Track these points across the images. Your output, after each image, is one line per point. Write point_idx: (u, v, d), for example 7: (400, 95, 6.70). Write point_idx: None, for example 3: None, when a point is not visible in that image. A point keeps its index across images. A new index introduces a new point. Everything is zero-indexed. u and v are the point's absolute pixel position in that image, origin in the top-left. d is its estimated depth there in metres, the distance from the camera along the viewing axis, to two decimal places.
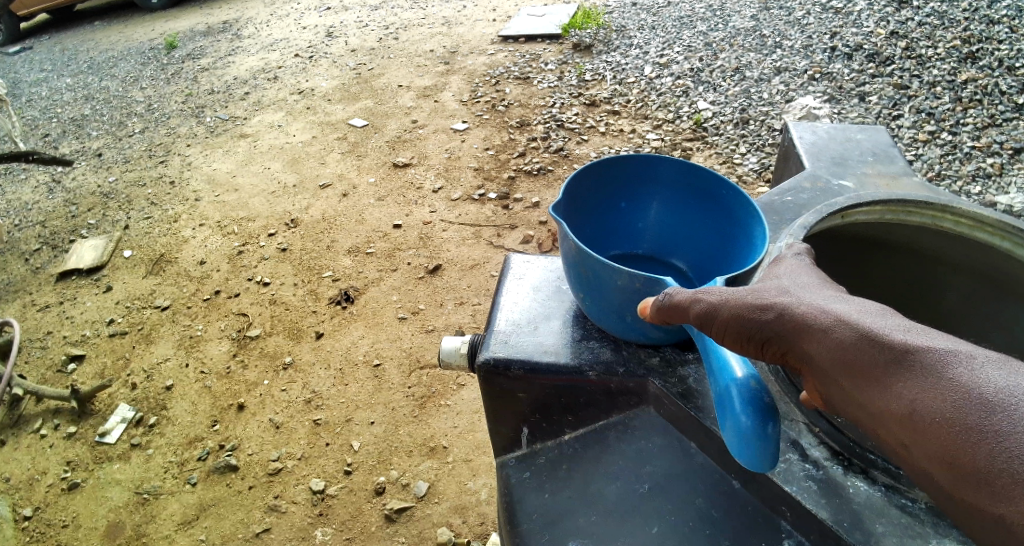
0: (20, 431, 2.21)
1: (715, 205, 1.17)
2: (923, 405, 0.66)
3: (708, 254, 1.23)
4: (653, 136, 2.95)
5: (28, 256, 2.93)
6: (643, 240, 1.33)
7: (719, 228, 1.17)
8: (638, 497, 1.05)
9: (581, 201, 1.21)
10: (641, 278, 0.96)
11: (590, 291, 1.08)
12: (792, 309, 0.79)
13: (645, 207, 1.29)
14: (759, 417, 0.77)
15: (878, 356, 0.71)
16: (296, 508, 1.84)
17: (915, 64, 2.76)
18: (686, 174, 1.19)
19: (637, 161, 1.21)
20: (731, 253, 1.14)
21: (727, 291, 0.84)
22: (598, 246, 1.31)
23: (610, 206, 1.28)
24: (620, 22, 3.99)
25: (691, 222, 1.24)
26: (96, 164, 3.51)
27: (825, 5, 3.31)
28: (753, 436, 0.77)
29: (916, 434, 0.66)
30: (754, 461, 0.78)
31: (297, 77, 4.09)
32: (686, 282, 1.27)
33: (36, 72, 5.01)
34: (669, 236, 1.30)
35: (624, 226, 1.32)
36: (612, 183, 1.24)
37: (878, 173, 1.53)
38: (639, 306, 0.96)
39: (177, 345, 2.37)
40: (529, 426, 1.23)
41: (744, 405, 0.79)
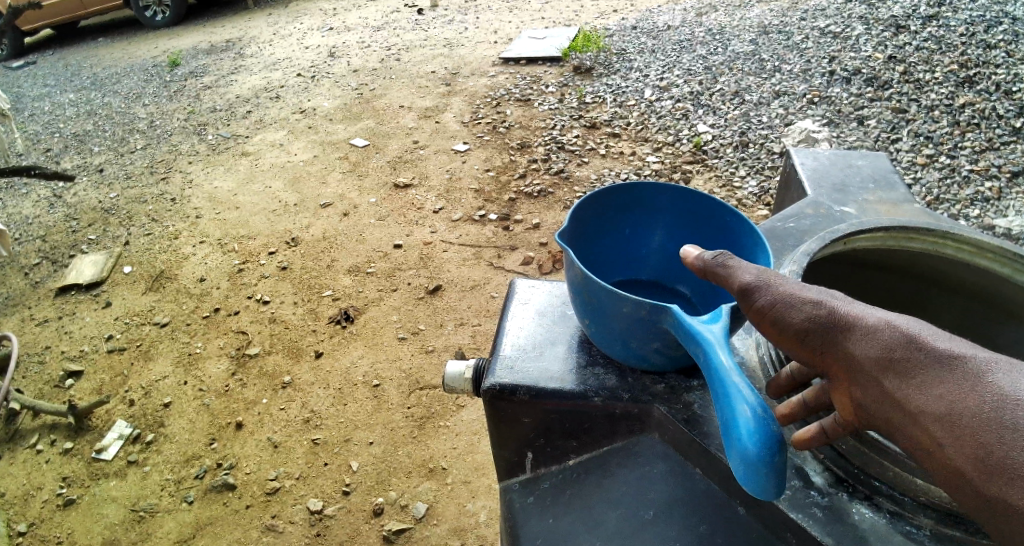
0: (15, 446, 2.21)
1: (717, 232, 1.19)
2: (961, 404, 0.67)
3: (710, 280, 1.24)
4: (652, 158, 2.98)
5: (27, 271, 2.94)
6: (644, 264, 1.35)
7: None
8: (641, 524, 1.07)
9: (582, 229, 1.22)
10: (646, 305, 0.97)
11: (594, 318, 1.10)
12: (836, 309, 0.80)
13: (646, 233, 1.31)
14: (766, 444, 0.76)
15: (921, 358, 0.72)
16: (293, 528, 1.84)
17: (913, 88, 2.80)
18: (685, 203, 1.21)
19: (637, 188, 1.22)
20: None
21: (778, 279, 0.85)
22: (600, 271, 1.33)
23: (615, 232, 1.29)
24: (620, 45, 4.04)
25: None
26: (97, 180, 3.53)
27: (823, 30, 3.37)
28: (758, 463, 0.76)
29: (950, 430, 0.67)
30: (757, 487, 0.77)
31: (299, 96, 4.12)
32: (690, 308, 1.29)
33: (38, 87, 5.04)
34: (669, 261, 1.32)
35: (623, 253, 1.33)
36: (611, 209, 1.25)
37: (879, 199, 1.54)
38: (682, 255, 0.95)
39: (175, 362, 2.38)
40: (532, 451, 1.24)
41: (751, 433, 0.77)
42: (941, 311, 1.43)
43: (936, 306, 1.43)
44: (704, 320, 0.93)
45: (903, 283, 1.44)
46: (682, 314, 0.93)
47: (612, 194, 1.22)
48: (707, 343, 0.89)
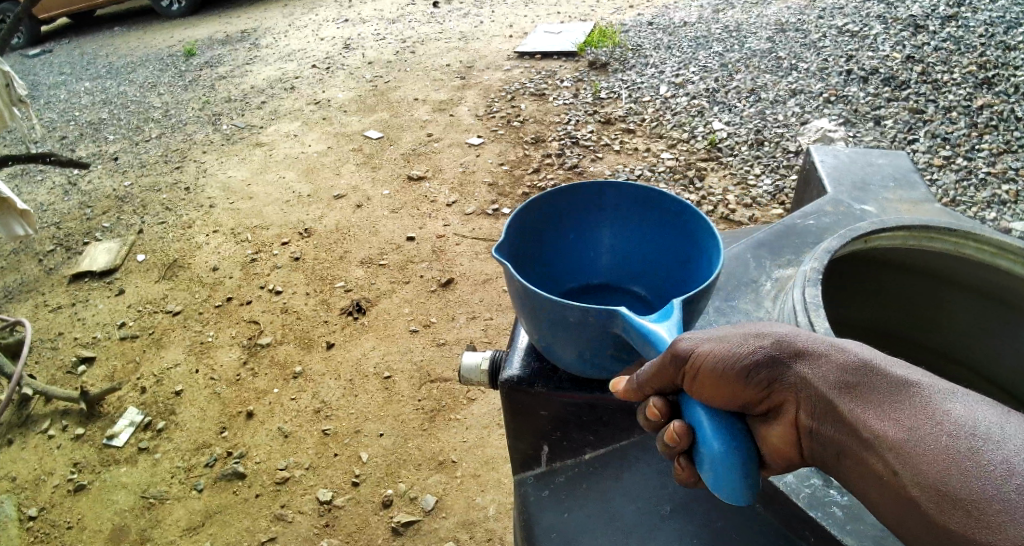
0: (28, 431, 2.23)
1: (672, 226, 1.11)
2: (919, 432, 0.64)
3: (666, 279, 1.16)
4: (667, 155, 2.96)
5: (42, 257, 2.96)
6: (592, 269, 1.24)
7: (677, 247, 1.12)
8: (658, 519, 1.06)
9: (520, 241, 1.10)
10: (594, 310, 0.86)
11: (541, 330, 0.98)
12: (785, 338, 0.77)
13: (590, 236, 1.20)
14: (734, 441, 0.71)
15: (879, 384, 0.70)
16: (302, 518, 1.84)
17: (931, 89, 2.77)
18: (625, 195, 1.13)
19: (570, 190, 1.12)
20: (692, 273, 1.08)
21: (720, 331, 0.78)
22: (547, 282, 1.20)
23: (558, 238, 1.18)
24: (636, 41, 4.01)
25: (646, 246, 1.17)
26: (111, 168, 3.55)
27: (840, 29, 3.34)
28: (729, 461, 0.70)
29: (906, 463, 0.64)
30: (729, 487, 0.71)
31: (313, 87, 4.12)
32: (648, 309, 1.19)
33: (54, 75, 5.07)
34: (619, 261, 1.22)
35: (569, 259, 1.21)
36: (546, 219, 1.13)
37: (899, 198, 1.52)
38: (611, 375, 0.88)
39: (187, 351, 2.39)
40: (548, 444, 1.23)
41: (717, 430, 0.72)
42: (958, 311, 1.43)
43: (952, 305, 1.43)
44: (655, 320, 0.84)
45: (921, 283, 1.43)
46: (633, 319, 0.84)
47: (544, 201, 1.10)
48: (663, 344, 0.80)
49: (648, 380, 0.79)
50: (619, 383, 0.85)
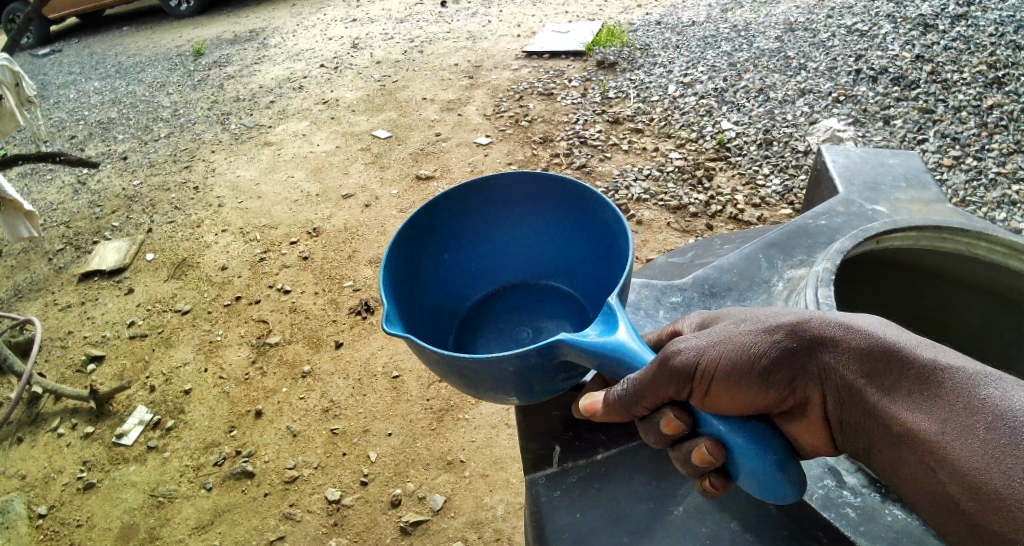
0: (37, 429, 2.24)
1: (580, 217, 1.13)
2: (952, 425, 0.69)
3: (585, 271, 1.18)
4: (675, 155, 2.95)
5: (51, 256, 2.98)
6: (482, 283, 1.26)
7: (549, 223, 1.20)
8: (671, 519, 1.06)
9: (402, 285, 1.07)
10: (534, 349, 0.79)
11: (481, 388, 0.87)
12: (802, 330, 0.81)
13: (465, 250, 1.21)
14: (765, 440, 0.75)
15: (908, 374, 0.74)
16: (311, 517, 1.85)
17: (941, 88, 2.75)
18: (479, 197, 1.16)
19: (426, 216, 1.11)
20: (581, 238, 1.17)
21: (728, 332, 0.82)
22: (465, 283, 1.24)
23: (471, 237, 1.21)
24: (644, 40, 4.00)
25: (561, 239, 1.20)
26: (120, 168, 3.56)
27: (850, 28, 3.32)
28: (773, 460, 0.73)
29: (941, 458, 0.69)
30: (781, 485, 0.73)
31: (321, 87, 4.13)
32: (570, 302, 1.21)
33: (64, 75, 5.09)
34: (502, 260, 1.26)
35: (454, 282, 1.22)
36: (416, 252, 1.10)
37: (910, 198, 1.52)
38: (583, 399, 0.87)
39: (196, 350, 2.40)
40: (560, 444, 1.21)
41: (747, 436, 0.75)
42: (967, 314, 1.42)
43: (960, 309, 1.42)
44: (599, 334, 0.81)
45: (930, 286, 1.43)
46: (579, 342, 0.79)
47: (408, 238, 1.07)
48: (626, 350, 0.79)
49: (632, 396, 0.79)
50: (598, 404, 0.84)
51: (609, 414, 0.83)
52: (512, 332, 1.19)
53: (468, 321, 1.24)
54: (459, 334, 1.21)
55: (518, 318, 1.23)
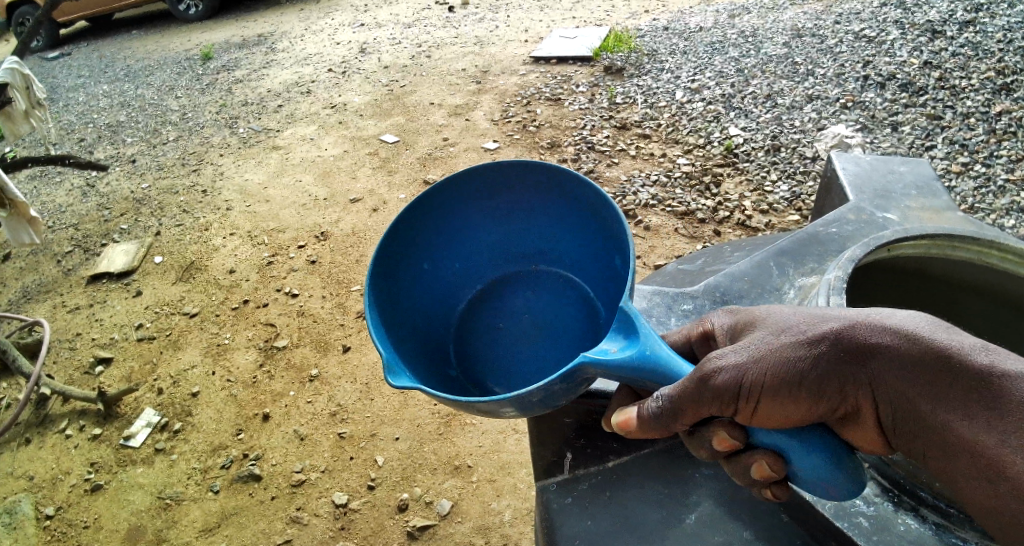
0: (45, 431, 2.26)
1: (577, 201, 1.05)
2: (1009, 439, 0.71)
3: (586, 258, 1.09)
4: (683, 161, 2.96)
5: (60, 258, 2.99)
6: (474, 280, 1.15)
7: (535, 207, 1.11)
8: (683, 527, 1.07)
9: (386, 308, 0.96)
10: (556, 379, 0.75)
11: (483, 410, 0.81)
12: (848, 336, 0.81)
13: (456, 245, 1.12)
14: (822, 442, 0.79)
15: (960, 384, 0.75)
16: (318, 521, 1.85)
17: (949, 95, 2.75)
18: (449, 194, 1.07)
19: (394, 228, 1.01)
20: (567, 215, 1.09)
21: (770, 344, 0.82)
22: (457, 283, 1.13)
23: (459, 231, 1.11)
24: (652, 46, 4.00)
25: (559, 228, 1.11)
26: (129, 171, 3.58)
27: (857, 34, 3.33)
28: (831, 458, 0.77)
29: (996, 470, 0.72)
30: (841, 482, 0.77)
31: (330, 91, 4.14)
32: (574, 292, 1.11)
33: (73, 78, 5.12)
34: (486, 254, 1.15)
35: (439, 288, 1.11)
36: (402, 249, 1.03)
37: (921, 206, 1.52)
38: (616, 417, 0.87)
39: (204, 352, 2.41)
40: (572, 451, 1.23)
41: (804, 443, 0.79)
42: (977, 322, 1.42)
43: (970, 317, 1.42)
44: (625, 356, 0.79)
45: (940, 294, 1.42)
46: (602, 363, 0.77)
47: (387, 244, 1.00)
48: (648, 351, 0.80)
49: (673, 410, 0.80)
50: (632, 421, 0.84)
51: (647, 430, 0.84)
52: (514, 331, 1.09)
53: (464, 326, 1.12)
54: (459, 344, 1.10)
55: (515, 313, 1.12)
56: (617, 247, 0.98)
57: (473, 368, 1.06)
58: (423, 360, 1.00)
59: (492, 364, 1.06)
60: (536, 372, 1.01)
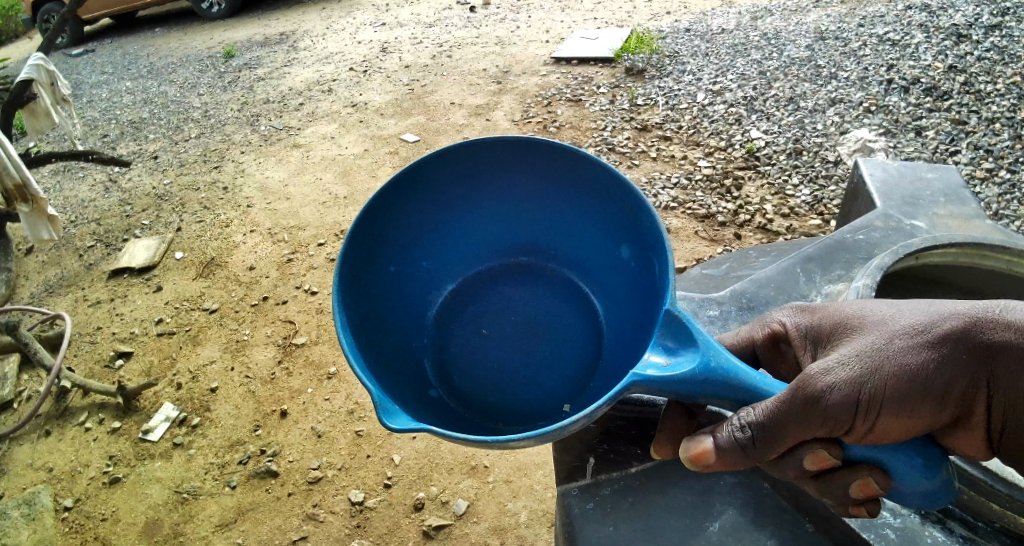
0: (65, 423, 2.28)
1: (572, 185, 0.98)
2: None
3: (583, 249, 1.03)
4: (704, 163, 2.93)
5: (82, 252, 3.03)
6: (455, 274, 1.07)
7: (527, 194, 1.03)
8: (708, 536, 1.05)
9: (358, 321, 0.85)
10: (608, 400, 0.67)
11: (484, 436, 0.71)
12: (964, 340, 0.80)
13: (437, 235, 1.03)
14: (918, 446, 0.78)
15: None
16: (334, 518, 1.85)
17: (974, 100, 2.71)
18: (417, 184, 0.97)
19: (361, 226, 0.90)
20: (564, 201, 1.02)
21: (884, 353, 0.79)
22: (437, 276, 1.05)
23: (442, 218, 1.02)
24: (674, 48, 3.98)
25: (551, 215, 1.04)
26: (151, 167, 3.62)
27: (881, 37, 3.29)
28: (929, 460, 0.77)
29: None
30: (943, 484, 0.76)
31: (350, 90, 4.16)
32: (569, 284, 1.05)
33: (97, 74, 5.19)
34: (465, 248, 1.07)
35: (414, 289, 1.02)
36: (379, 235, 0.94)
37: (950, 214, 1.49)
38: (687, 450, 0.80)
39: (223, 348, 2.42)
40: (594, 456, 1.19)
41: (903, 451, 0.77)
42: None
43: None
44: (690, 367, 0.73)
45: None
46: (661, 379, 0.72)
47: (360, 229, 0.90)
48: (710, 356, 0.74)
49: (765, 432, 0.75)
50: (710, 453, 0.79)
51: (730, 459, 0.78)
52: (504, 331, 1.00)
53: (444, 329, 1.03)
54: (440, 350, 1.00)
55: (502, 313, 1.03)
56: (625, 236, 0.94)
57: (456, 379, 0.96)
58: (402, 375, 0.89)
59: (482, 371, 0.97)
60: (538, 379, 0.95)
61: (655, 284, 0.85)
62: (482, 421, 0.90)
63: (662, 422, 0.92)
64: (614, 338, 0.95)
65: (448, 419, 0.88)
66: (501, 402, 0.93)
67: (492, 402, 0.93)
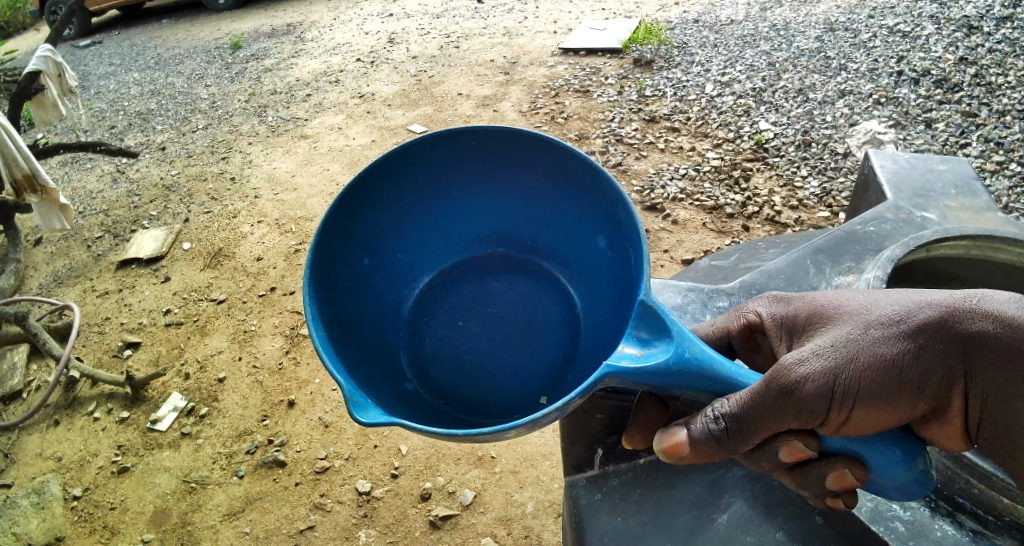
0: (74, 413, 2.29)
1: (547, 172, 0.95)
2: None
3: (560, 237, 1.00)
4: (712, 155, 2.92)
5: (90, 243, 3.04)
6: (430, 266, 1.03)
7: (500, 182, 1.00)
8: (716, 528, 1.03)
9: (331, 314, 0.83)
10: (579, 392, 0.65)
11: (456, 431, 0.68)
12: (940, 329, 0.79)
13: (409, 224, 1.00)
14: (896, 440, 0.77)
15: None
16: (341, 508, 1.86)
17: (985, 92, 2.68)
18: (394, 173, 0.94)
19: (332, 216, 0.87)
20: (539, 188, 0.98)
21: (858, 344, 0.78)
22: (413, 268, 1.02)
23: (415, 207, 0.99)
24: (682, 38, 3.95)
25: (525, 202, 1.01)
26: (159, 158, 3.62)
27: (892, 29, 3.27)
28: (908, 454, 0.76)
29: None
30: (921, 478, 0.75)
31: (357, 81, 4.15)
32: (546, 273, 1.02)
33: (105, 66, 5.19)
34: (440, 238, 1.04)
35: (389, 281, 0.98)
36: (349, 226, 0.91)
37: (961, 206, 1.47)
38: (663, 442, 0.81)
39: (231, 339, 2.43)
40: (602, 448, 1.19)
41: (881, 444, 0.76)
42: None
43: None
44: (664, 358, 0.71)
45: None
46: (634, 370, 0.70)
47: (330, 219, 0.87)
48: (684, 347, 0.72)
49: (739, 423, 0.75)
50: (684, 444, 0.79)
51: (705, 450, 0.78)
52: (483, 324, 0.96)
53: (420, 322, 0.99)
54: (416, 343, 0.96)
55: (480, 303, 0.99)
56: (602, 227, 0.91)
57: (433, 373, 0.93)
58: (375, 369, 0.86)
59: (461, 363, 0.93)
60: (518, 370, 0.91)
61: (630, 275, 0.83)
62: (458, 415, 0.87)
63: (637, 416, 0.97)
64: (591, 333, 0.91)
65: (422, 412, 0.85)
66: (480, 396, 0.90)
67: (470, 396, 0.90)
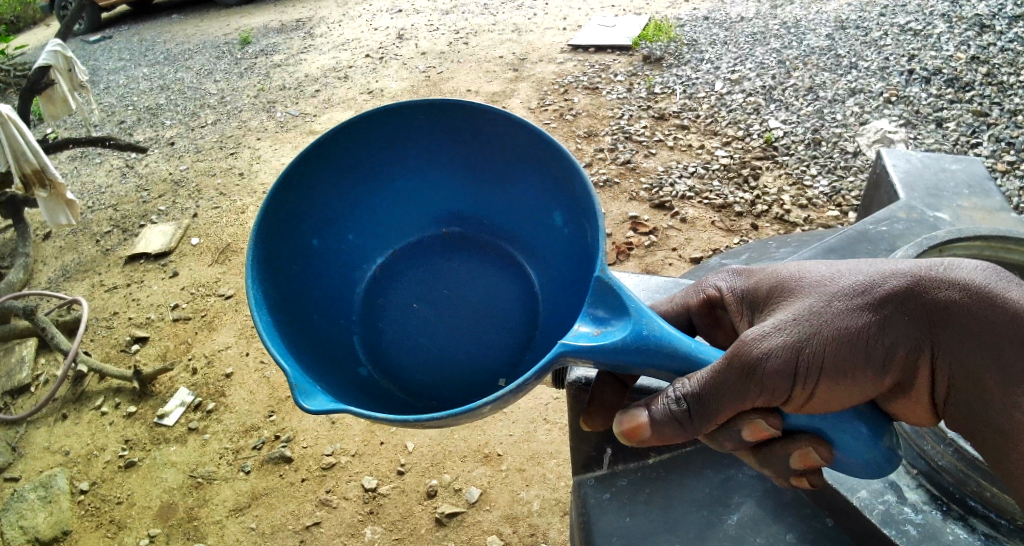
0: (82, 407, 2.30)
1: (500, 146, 0.93)
2: None
3: (518, 213, 0.98)
4: (721, 152, 2.90)
5: (99, 238, 3.05)
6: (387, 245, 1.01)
7: (455, 158, 0.97)
8: (725, 529, 1.02)
9: (276, 300, 0.82)
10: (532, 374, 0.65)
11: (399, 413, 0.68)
12: (904, 300, 0.77)
13: (363, 203, 0.98)
14: (867, 421, 0.75)
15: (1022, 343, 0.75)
16: (347, 504, 1.86)
17: (996, 91, 2.65)
18: (337, 153, 0.92)
19: (275, 198, 0.86)
20: (494, 163, 0.96)
21: (821, 316, 0.76)
22: (367, 248, 1.00)
23: (369, 183, 0.98)
24: (692, 36, 3.93)
25: (482, 177, 0.99)
26: (167, 153, 3.63)
27: (904, 27, 3.24)
28: (877, 435, 0.73)
29: None
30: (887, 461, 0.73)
31: (366, 77, 4.15)
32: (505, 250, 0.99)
33: (115, 61, 5.21)
34: (395, 217, 1.02)
35: (343, 263, 0.96)
36: (296, 207, 0.90)
37: (974, 206, 1.45)
38: (621, 424, 0.78)
39: (238, 334, 2.43)
40: (611, 447, 1.16)
41: (849, 423, 0.74)
42: None
43: None
44: (622, 336, 0.70)
45: None
46: (590, 350, 0.69)
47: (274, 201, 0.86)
48: (641, 324, 0.71)
49: (700, 403, 0.73)
50: (645, 426, 0.76)
51: (665, 432, 0.75)
52: (438, 306, 0.94)
53: (375, 303, 0.97)
54: (371, 325, 0.95)
55: (437, 284, 0.97)
56: (557, 202, 0.90)
57: (388, 357, 0.91)
58: (326, 353, 0.85)
59: (416, 345, 0.92)
60: (470, 351, 0.89)
61: (586, 252, 0.83)
62: (411, 399, 0.86)
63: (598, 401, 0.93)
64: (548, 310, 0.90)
65: (373, 397, 0.84)
66: (433, 378, 0.88)
67: (424, 379, 0.88)
